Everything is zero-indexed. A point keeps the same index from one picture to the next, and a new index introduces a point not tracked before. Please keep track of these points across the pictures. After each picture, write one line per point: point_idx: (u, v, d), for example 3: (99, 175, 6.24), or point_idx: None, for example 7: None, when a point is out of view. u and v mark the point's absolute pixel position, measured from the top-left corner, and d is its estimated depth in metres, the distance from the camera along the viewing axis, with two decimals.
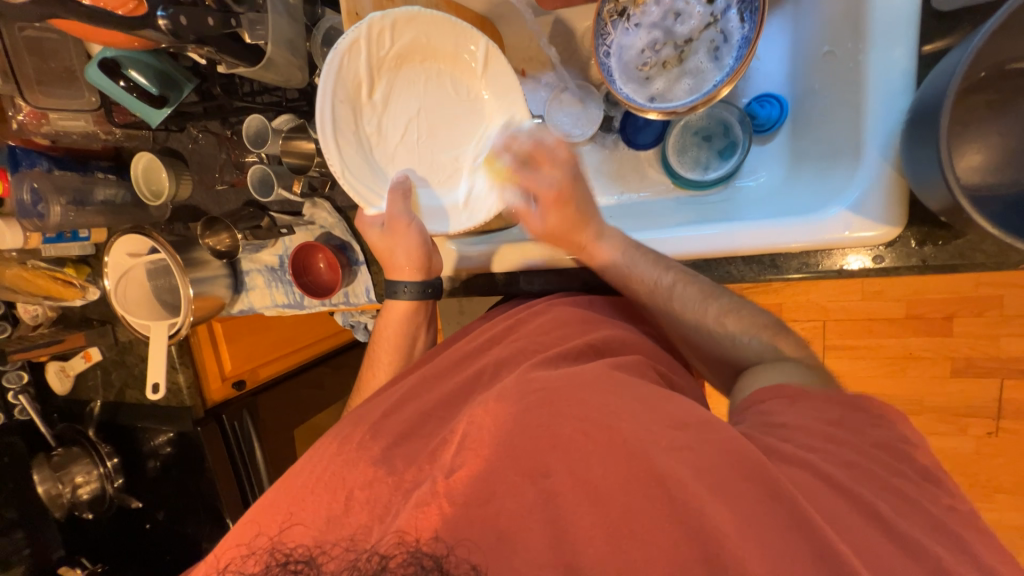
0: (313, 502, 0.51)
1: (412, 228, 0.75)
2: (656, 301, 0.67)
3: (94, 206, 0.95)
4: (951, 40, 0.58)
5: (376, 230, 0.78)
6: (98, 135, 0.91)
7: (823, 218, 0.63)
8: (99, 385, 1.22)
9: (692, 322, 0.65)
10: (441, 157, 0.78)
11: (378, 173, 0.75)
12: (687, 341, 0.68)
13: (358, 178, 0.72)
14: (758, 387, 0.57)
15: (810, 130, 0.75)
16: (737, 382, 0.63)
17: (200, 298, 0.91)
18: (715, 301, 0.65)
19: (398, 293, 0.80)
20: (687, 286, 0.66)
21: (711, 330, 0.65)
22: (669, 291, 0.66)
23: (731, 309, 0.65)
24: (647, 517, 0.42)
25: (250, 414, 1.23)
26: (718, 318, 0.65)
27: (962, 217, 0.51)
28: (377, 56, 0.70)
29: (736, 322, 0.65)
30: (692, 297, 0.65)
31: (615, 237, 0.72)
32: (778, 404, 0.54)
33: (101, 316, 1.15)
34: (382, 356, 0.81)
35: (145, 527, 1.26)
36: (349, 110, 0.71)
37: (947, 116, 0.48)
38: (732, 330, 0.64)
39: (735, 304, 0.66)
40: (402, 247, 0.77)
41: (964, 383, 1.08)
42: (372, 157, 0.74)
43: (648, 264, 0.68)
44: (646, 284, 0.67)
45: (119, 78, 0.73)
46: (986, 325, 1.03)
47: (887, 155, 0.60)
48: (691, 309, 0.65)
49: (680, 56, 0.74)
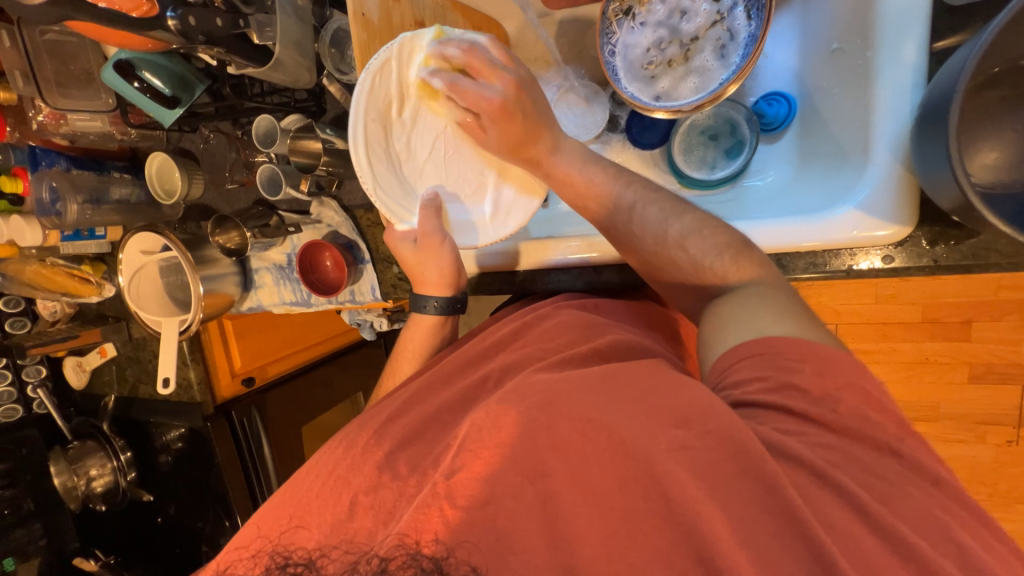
0: (318, 506, 0.52)
1: (445, 245, 0.75)
2: (616, 218, 0.66)
3: (109, 204, 0.98)
4: (963, 36, 0.57)
5: (408, 246, 0.77)
6: (114, 136, 0.93)
7: (830, 218, 0.62)
8: (114, 380, 1.25)
9: (650, 241, 0.63)
10: (467, 171, 0.79)
11: (406, 189, 0.75)
12: (655, 271, 0.64)
13: (388, 194, 0.72)
14: (729, 328, 0.53)
15: (820, 128, 0.74)
16: (712, 310, 0.57)
17: (211, 295, 0.93)
18: (677, 219, 0.62)
19: (426, 308, 0.80)
20: (648, 203, 0.64)
21: (670, 252, 0.61)
22: (629, 208, 0.65)
23: (693, 227, 0.61)
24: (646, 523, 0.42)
25: (258, 412, 1.25)
26: (677, 242, 0.61)
27: (973, 216, 0.50)
28: (407, 74, 0.70)
29: (698, 245, 0.60)
30: (653, 215, 0.63)
31: (570, 150, 0.69)
32: (746, 364, 0.49)
33: (116, 312, 1.18)
34: (404, 364, 0.82)
35: (156, 521, 1.29)
36: (379, 127, 0.71)
37: (957, 111, 0.47)
38: (693, 254, 0.59)
39: (697, 221, 0.61)
40: (434, 264, 0.77)
41: (982, 389, 1.05)
42: (400, 173, 0.74)
43: (607, 177, 0.67)
44: (604, 200, 0.66)
45: (134, 80, 0.74)
46: (1006, 330, 1.00)
47: (897, 153, 0.59)
48: (651, 227, 0.63)
49: (686, 55, 0.73)
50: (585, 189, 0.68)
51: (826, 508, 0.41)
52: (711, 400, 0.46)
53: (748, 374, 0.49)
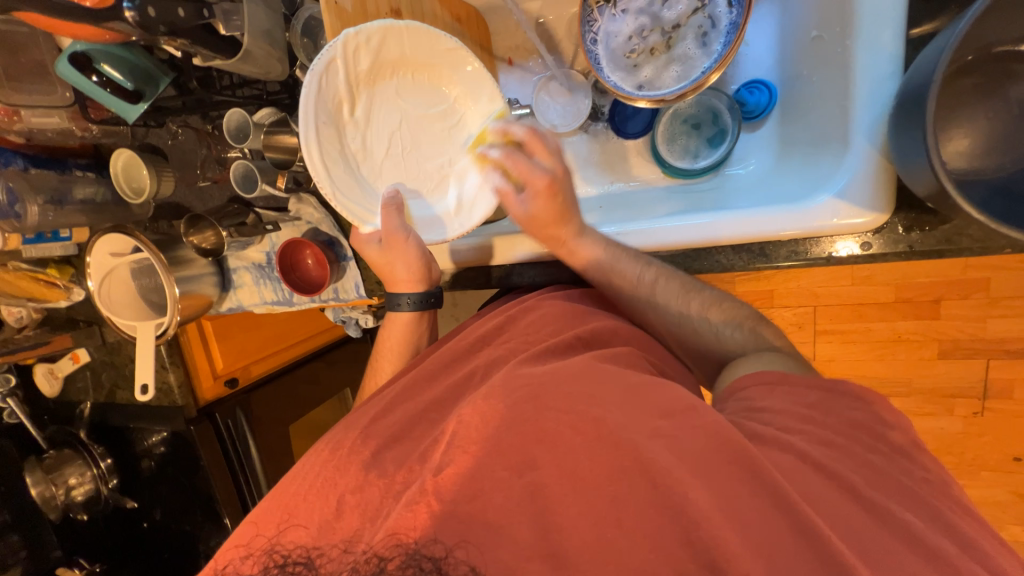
0: (305, 508, 0.52)
1: (410, 242, 0.74)
2: (638, 298, 0.68)
3: (72, 205, 0.93)
4: (938, 23, 0.58)
5: (375, 247, 0.77)
6: (73, 132, 0.88)
7: (810, 207, 0.63)
8: (89, 386, 1.21)
9: (674, 312, 0.67)
10: (426, 166, 0.77)
11: (367, 189, 0.73)
12: (669, 334, 0.70)
13: (351, 198, 0.70)
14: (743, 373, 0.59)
15: (798, 116, 0.75)
16: (722, 373, 0.65)
17: (187, 296, 0.90)
18: (696, 295, 0.67)
19: (400, 305, 0.80)
20: (669, 280, 0.67)
21: (693, 322, 0.67)
22: (650, 285, 0.67)
23: (712, 302, 0.67)
24: (635, 512, 0.42)
25: (244, 412, 1.23)
26: (700, 311, 0.67)
27: (948, 202, 0.51)
28: (354, 72, 0.68)
29: (716, 315, 0.67)
30: (675, 291, 0.67)
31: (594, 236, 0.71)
32: (759, 386, 0.55)
33: (87, 316, 1.14)
34: (385, 364, 0.82)
35: (143, 526, 1.26)
36: (331, 129, 0.69)
37: (934, 99, 0.48)
38: (716, 325, 0.67)
39: (716, 296, 0.68)
40: (402, 261, 0.76)
41: (949, 365, 1.10)
42: (359, 174, 0.72)
43: (630, 261, 0.68)
44: (628, 282, 0.68)
45: (92, 73, 0.70)
46: (972, 308, 1.04)
47: (874, 141, 0.60)
48: (674, 305, 0.67)
49: (668, 43, 0.73)
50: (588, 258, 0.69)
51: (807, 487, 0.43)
52: (691, 400, 0.49)
53: (766, 394, 0.54)
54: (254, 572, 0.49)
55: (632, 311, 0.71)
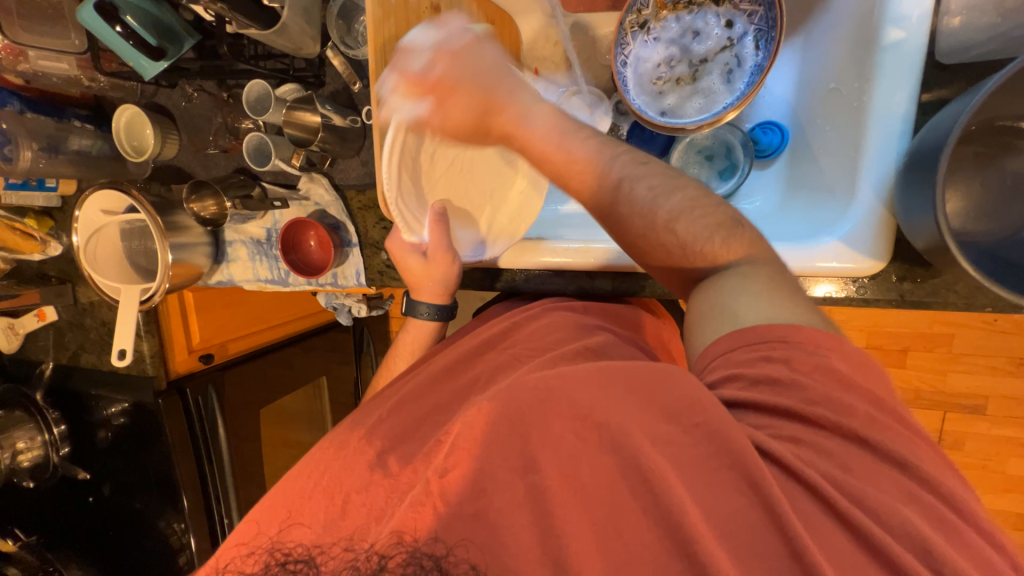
0: (310, 507, 0.52)
1: (456, 265, 0.78)
2: (597, 205, 0.57)
3: (67, 154, 0.88)
4: (947, 92, 0.62)
5: (417, 259, 0.77)
6: (79, 82, 0.85)
7: (815, 247, 0.66)
8: (51, 346, 1.14)
9: (642, 211, 0.54)
10: (473, 191, 0.78)
11: (420, 200, 0.70)
12: (632, 249, 0.58)
13: (407, 204, 0.67)
14: (713, 305, 0.50)
15: (807, 160, 0.79)
16: (698, 296, 0.53)
17: (178, 265, 0.86)
18: (668, 197, 0.54)
19: (419, 314, 0.82)
20: (636, 178, 0.55)
21: (659, 237, 0.54)
22: (614, 169, 0.56)
23: (684, 207, 0.54)
24: (637, 532, 0.43)
25: (216, 390, 1.16)
26: (667, 218, 0.53)
27: (944, 256, 0.54)
28: None
29: (689, 222, 0.53)
30: (643, 190, 0.55)
31: (543, 117, 0.59)
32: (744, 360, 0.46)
33: (61, 273, 1.08)
34: (398, 363, 0.84)
35: (88, 501, 1.19)
36: (416, 138, 0.65)
37: (946, 158, 0.51)
38: (683, 237, 0.53)
39: (691, 198, 0.54)
40: (439, 279, 0.79)
41: (911, 413, 1.16)
42: (417, 181, 0.69)
43: (591, 149, 0.57)
44: (587, 176, 0.56)
45: (116, 23, 0.68)
46: (934, 361, 1.12)
47: (880, 194, 0.63)
48: (639, 206, 0.55)
49: (694, 75, 0.76)
50: (551, 168, 0.58)
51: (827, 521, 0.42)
52: (697, 394, 0.43)
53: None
54: (256, 570, 0.49)
55: (579, 197, 0.58)
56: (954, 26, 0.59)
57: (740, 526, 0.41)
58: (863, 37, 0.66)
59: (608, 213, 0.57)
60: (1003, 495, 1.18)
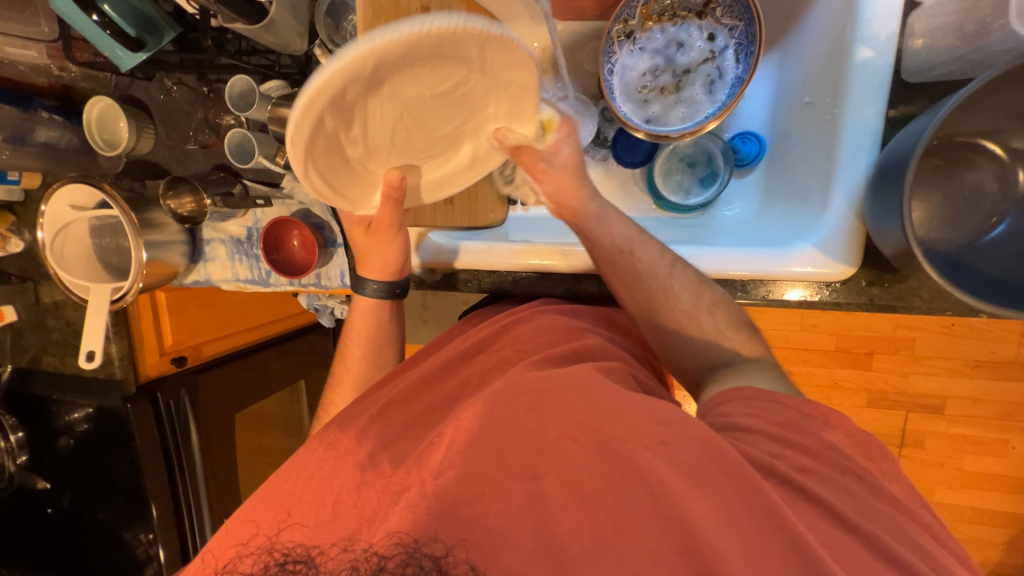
0: (303, 511, 0.51)
1: (399, 234, 0.76)
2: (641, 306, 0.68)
3: (32, 146, 0.83)
4: (911, 108, 0.66)
5: (364, 228, 0.77)
6: (48, 71, 0.81)
7: (791, 252, 0.69)
8: (9, 347, 1.08)
9: (686, 302, 0.66)
10: (435, 138, 0.65)
11: (369, 182, 0.67)
12: (661, 334, 0.67)
13: (356, 194, 0.68)
14: (722, 389, 0.58)
15: (783, 170, 0.83)
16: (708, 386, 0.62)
17: (154, 264, 0.83)
18: (708, 290, 0.67)
19: (365, 290, 0.80)
20: (684, 269, 0.68)
21: (699, 317, 0.65)
22: (669, 269, 0.67)
23: (717, 304, 0.66)
24: (638, 533, 0.43)
25: (189, 394, 1.12)
26: (710, 312, 0.65)
27: (912, 262, 0.57)
28: (348, 100, 0.51)
29: (725, 315, 0.66)
30: (690, 282, 0.67)
31: (617, 221, 0.71)
32: (737, 403, 0.54)
33: (21, 271, 1.03)
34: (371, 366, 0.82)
35: (46, 512, 1.12)
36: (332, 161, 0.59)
37: (913, 172, 0.54)
38: (718, 325, 0.65)
39: (719, 297, 0.67)
40: (380, 252, 0.78)
41: (875, 413, 1.22)
42: (359, 174, 0.65)
43: (650, 250, 0.68)
44: (649, 275, 0.67)
45: (93, 12, 0.67)
46: (898, 363, 1.18)
47: (851, 203, 0.67)
48: (686, 298, 0.66)
49: (678, 85, 0.78)
50: (606, 246, 0.69)
51: (813, 516, 0.44)
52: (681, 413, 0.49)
53: (742, 410, 0.53)
54: (254, 569, 0.46)
55: (630, 287, 0.68)
56: (918, 47, 0.64)
57: (734, 522, 0.42)
58: (836, 53, 0.69)
59: (654, 308, 0.67)
60: (961, 490, 1.25)
